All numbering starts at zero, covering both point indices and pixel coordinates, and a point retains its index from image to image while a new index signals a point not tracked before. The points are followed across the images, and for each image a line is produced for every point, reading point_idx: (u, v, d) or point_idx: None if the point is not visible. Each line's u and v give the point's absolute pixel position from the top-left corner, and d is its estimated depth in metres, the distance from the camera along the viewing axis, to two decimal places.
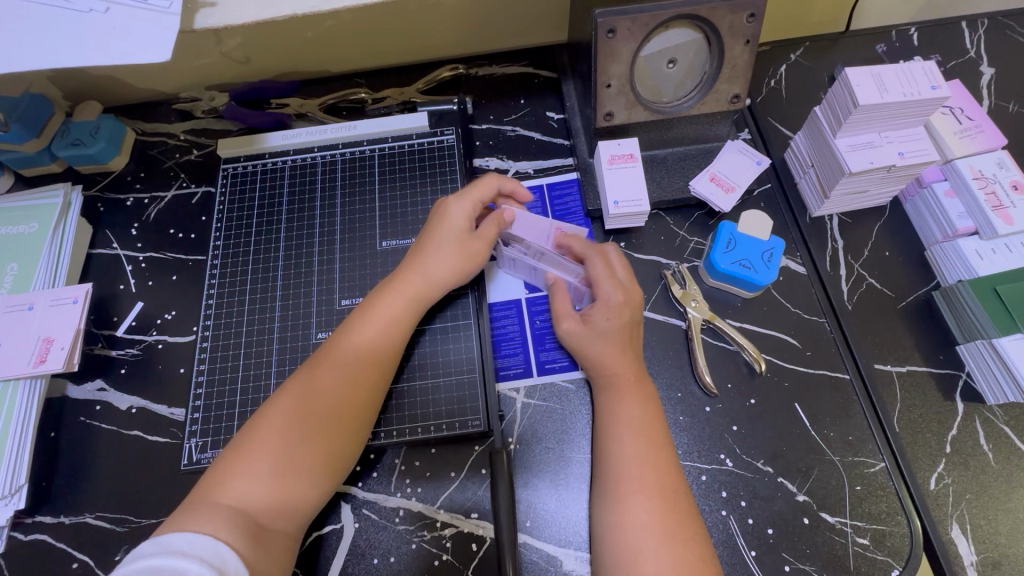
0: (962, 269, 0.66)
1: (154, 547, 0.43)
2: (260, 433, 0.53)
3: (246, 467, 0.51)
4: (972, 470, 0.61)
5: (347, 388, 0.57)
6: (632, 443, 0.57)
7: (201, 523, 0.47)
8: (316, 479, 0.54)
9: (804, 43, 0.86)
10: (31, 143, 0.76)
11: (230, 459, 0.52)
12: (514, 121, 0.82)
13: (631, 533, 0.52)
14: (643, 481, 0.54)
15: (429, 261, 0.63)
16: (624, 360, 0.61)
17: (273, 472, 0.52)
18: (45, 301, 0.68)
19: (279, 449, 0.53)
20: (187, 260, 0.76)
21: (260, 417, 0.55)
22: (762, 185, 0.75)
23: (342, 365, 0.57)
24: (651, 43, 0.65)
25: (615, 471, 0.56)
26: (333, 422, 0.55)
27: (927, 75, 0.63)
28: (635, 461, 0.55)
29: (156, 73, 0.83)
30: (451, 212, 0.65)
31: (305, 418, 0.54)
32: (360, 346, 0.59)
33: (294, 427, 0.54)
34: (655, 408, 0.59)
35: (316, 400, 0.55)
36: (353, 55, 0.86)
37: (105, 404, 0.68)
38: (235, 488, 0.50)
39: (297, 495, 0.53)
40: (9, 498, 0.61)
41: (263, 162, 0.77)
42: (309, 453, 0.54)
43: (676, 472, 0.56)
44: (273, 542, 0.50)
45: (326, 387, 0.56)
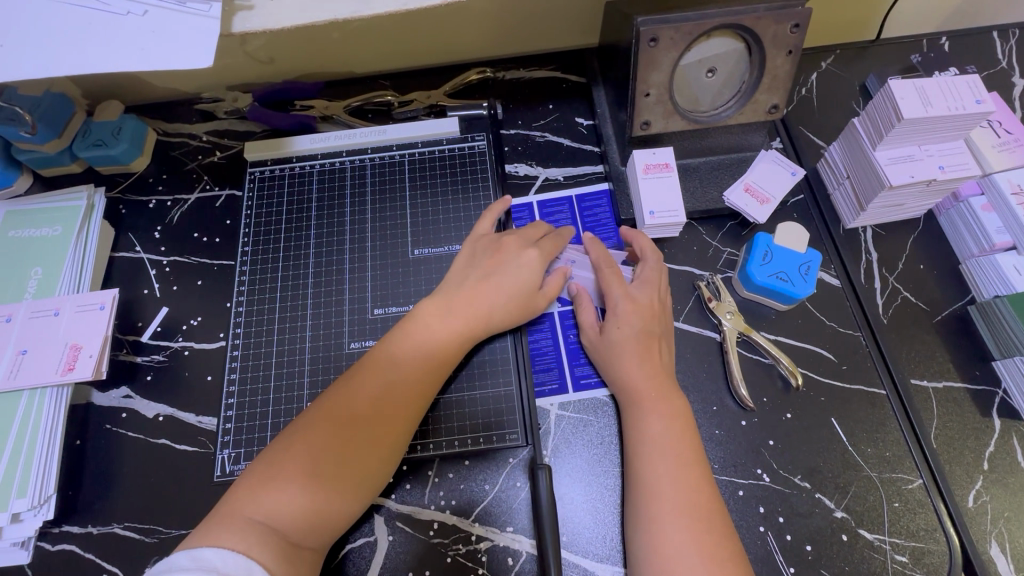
0: (1000, 285, 0.66)
1: (189, 562, 0.42)
2: (296, 439, 0.52)
3: (278, 475, 0.50)
4: (1009, 487, 0.60)
5: (389, 402, 0.55)
6: (664, 460, 0.55)
7: (229, 538, 0.45)
8: (344, 497, 0.52)
9: (835, 50, 0.85)
10: (53, 144, 0.75)
11: (262, 466, 0.51)
12: (543, 126, 0.81)
13: (666, 554, 0.51)
14: (677, 499, 0.53)
15: (490, 299, 0.62)
16: (648, 373, 0.60)
17: (305, 483, 0.50)
18: (70, 307, 0.67)
19: (322, 459, 0.51)
20: (212, 264, 0.75)
21: (301, 424, 0.53)
22: (795, 196, 0.75)
23: (388, 379, 0.56)
24: (691, 52, 0.64)
25: (647, 488, 0.54)
26: (375, 440, 0.54)
27: (971, 89, 0.62)
28: (667, 478, 0.54)
29: (178, 72, 0.82)
30: (524, 257, 0.64)
31: (344, 431, 0.53)
32: (409, 364, 0.58)
33: (336, 435, 0.52)
34: (686, 424, 0.58)
35: (358, 410, 0.54)
36: (379, 57, 0.85)
37: (131, 411, 0.67)
38: (262, 499, 0.49)
39: (334, 509, 0.51)
40: (38, 508, 0.60)
41: (290, 166, 0.76)
42: (342, 467, 0.52)
43: (710, 490, 0.54)
44: (299, 558, 0.48)
45: (369, 396, 0.55)
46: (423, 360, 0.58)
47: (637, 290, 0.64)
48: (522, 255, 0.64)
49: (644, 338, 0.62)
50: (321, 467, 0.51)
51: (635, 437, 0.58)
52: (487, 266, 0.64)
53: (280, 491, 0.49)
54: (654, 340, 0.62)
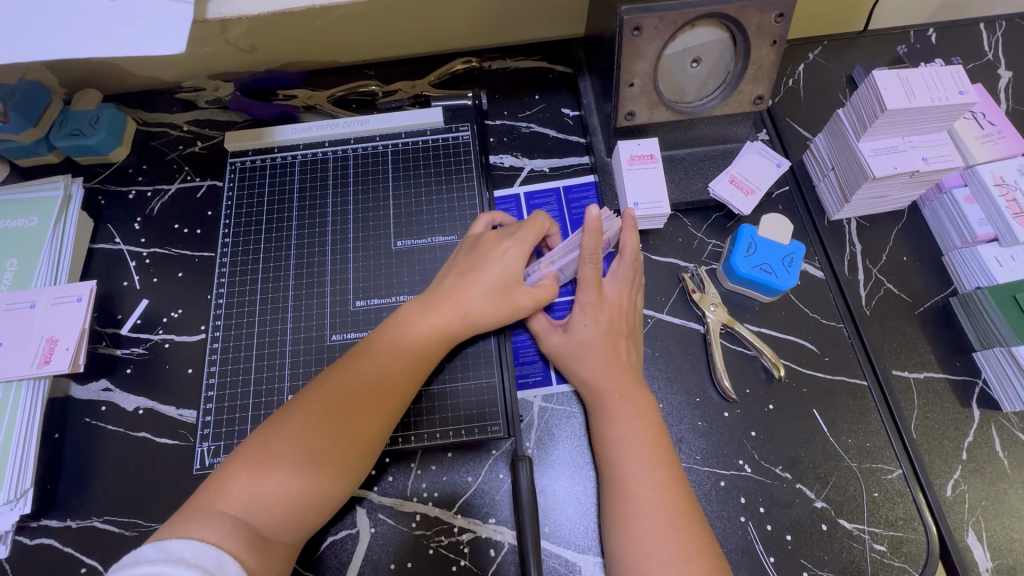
0: (981, 276, 0.66)
1: (156, 553, 0.42)
2: (284, 426, 0.52)
3: (263, 463, 0.50)
4: (988, 477, 0.61)
5: (377, 395, 0.55)
6: (634, 455, 0.55)
7: (201, 530, 0.45)
8: (329, 488, 0.52)
9: (822, 42, 0.85)
10: (28, 133, 0.74)
11: (248, 452, 0.51)
12: (529, 117, 0.80)
13: (636, 547, 0.51)
14: (647, 493, 0.53)
15: (472, 296, 0.61)
16: (618, 367, 0.60)
17: (293, 470, 0.50)
18: (47, 299, 0.66)
19: (304, 447, 0.51)
20: (193, 256, 0.74)
21: (284, 413, 0.53)
22: (780, 188, 0.75)
23: (377, 368, 0.56)
24: (676, 42, 0.63)
25: (618, 483, 0.55)
26: (359, 429, 0.54)
27: (955, 79, 0.62)
28: (637, 473, 0.54)
29: (157, 61, 0.80)
30: (506, 254, 0.62)
31: (336, 420, 0.53)
32: (398, 358, 0.58)
33: (320, 423, 0.52)
34: (653, 421, 0.58)
35: (351, 400, 0.54)
36: (363, 46, 0.84)
37: (111, 404, 0.66)
38: (240, 489, 0.49)
39: (315, 498, 0.51)
40: (14, 502, 0.60)
41: (272, 157, 0.75)
42: (331, 457, 0.52)
43: (680, 485, 0.54)
44: (270, 551, 0.48)
45: (361, 385, 0.55)
46: (408, 357, 0.58)
47: (610, 288, 0.63)
48: (504, 249, 0.62)
49: (610, 336, 0.61)
50: (313, 456, 0.51)
51: (603, 434, 0.58)
52: (468, 262, 0.63)
53: (265, 478, 0.49)
54: (622, 337, 0.62)
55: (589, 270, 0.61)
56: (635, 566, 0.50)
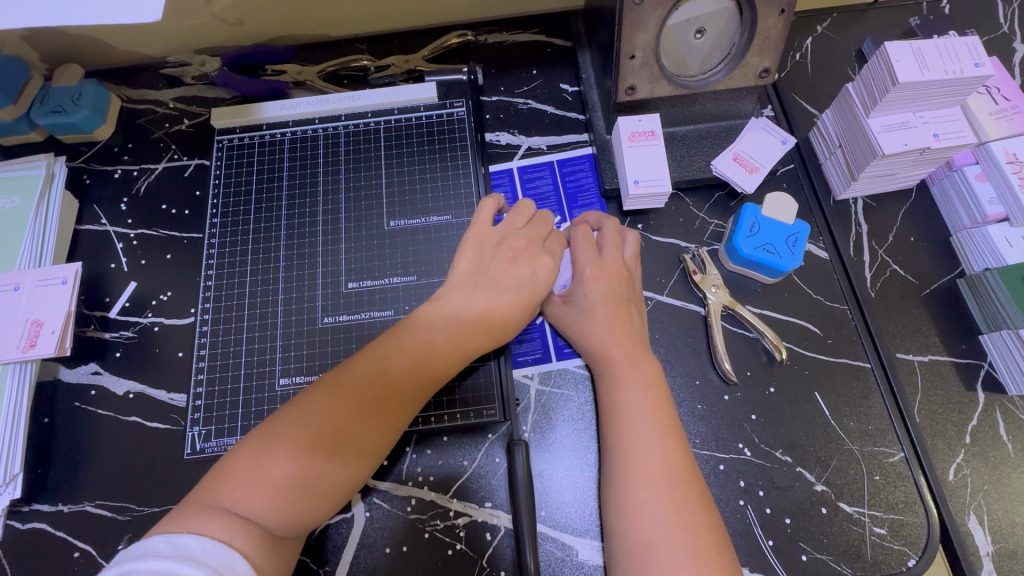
0: (990, 257, 0.64)
1: (166, 549, 0.41)
2: (302, 409, 0.51)
3: (281, 455, 0.48)
4: (991, 460, 0.60)
5: (398, 387, 0.53)
6: (637, 432, 0.54)
7: (203, 526, 0.44)
8: (347, 482, 0.51)
9: (831, 14, 0.82)
10: (7, 110, 0.72)
11: (271, 439, 0.49)
12: (527, 93, 0.78)
13: (641, 527, 0.50)
14: (654, 470, 0.52)
15: (507, 305, 0.58)
16: (624, 343, 0.59)
17: (316, 462, 0.49)
18: (31, 281, 0.64)
19: (330, 445, 0.50)
20: (182, 237, 0.72)
21: (309, 408, 0.51)
22: (785, 165, 0.72)
23: (403, 366, 0.54)
24: (679, 11, 0.60)
25: (623, 463, 0.53)
26: (384, 428, 0.52)
27: (970, 51, 0.60)
28: (643, 451, 0.53)
29: (140, 35, 0.78)
30: (540, 266, 0.59)
31: (356, 404, 0.51)
32: (417, 351, 0.55)
33: (348, 421, 0.51)
34: (662, 395, 0.56)
35: (380, 392, 0.52)
36: (354, 18, 0.81)
37: (100, 388, 0.66)
38: (256, 481, 0.47)
39: (333, 495, 0.50)
40: (5, 486, 0.59)
41: (261, 134, 0.73)
42: (354, 450, 0.51)
43: (686, 460, 0.53)
44: (274, 544, 0.48)
45: (389, 383, 0.53)
46: (436, 356, 0.55)
47: (605, 254, 0.62)
48: (538, 265, 0.59)
49: (611, 303, 0.60)
50: (324, 436, 0.50)
51: (610, 409, 0.57)
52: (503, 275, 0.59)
53: (285, 472, 0.48)
54: (620, 292, 0.61)
55: (579, 234, 0.63)
56: (639, 540, 0.49)
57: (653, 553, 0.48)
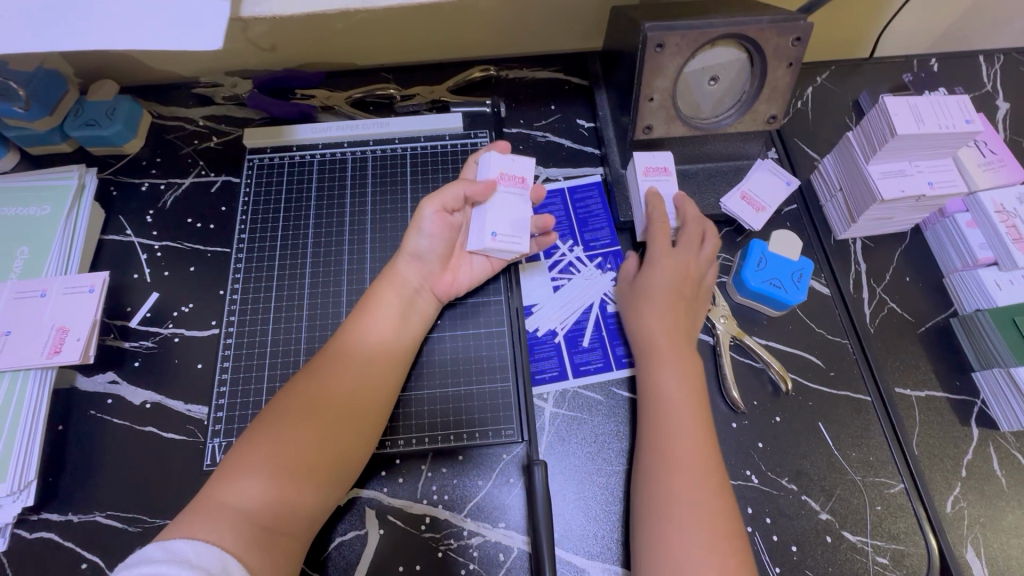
0: (981, 299, 0.68)
1: (160, 553, 0.43)
2: (264, 425, 0.55)
3: (246, 465, 0.51)
4: (985, 494, 0.63)
5: (341, 391, 0.58)
6: (682, 448, 0.56)
7: (204, 531, 0.46)
8: (307, 492, 0.53)
9: (830, 66, 0.87)
10: (43, 121, 0.74)
11: (242, 451, 0.53)
12: (545, 127, 0.82)
13: (673, 523, 0.52)
14: (694, 485, 0.54)
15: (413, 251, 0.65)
16: (675, 351, 0.62)
17: (275, 468, 0.52)
18: (57, 289, 0.64)
19: (279, 448, 0.53)
20: (206, 251, 0.74)
21: (266, 418, 0.55)
22: (789, 205, 0.76)
23: (338, 366, 0.59)
24: (695, 60, 0.65)
25: (660, 454, 0.56)
26: (331, 433, 0.55)
27: (961, 108, 0.65)
28: (680, 441, 0.56)
29: (176, 56, 0.81)
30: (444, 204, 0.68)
31: (298, 410, 0.55)
32: (359, 352, 0.60)
33: (297, 426, 0.54)
34: (704, 411, 0.59)
35: (320, 396, 0.57)
36: (383, 50, 0.85)
37: (117, 397, 0.66)
38: (241, 483, 0.50)
39: (297, 498, 0.52)
40: (18, 493, 0.58)
41: (291, 155, 0.75)
42: (306, 455, 0.53)
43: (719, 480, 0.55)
44: (275, 547, 0.49)
45: (328, 388, 0.57)
46: (369, 352, 0.60)
47: (682, 249, 0.67)
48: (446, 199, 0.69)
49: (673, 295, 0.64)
50: (284, 447, 0.53)
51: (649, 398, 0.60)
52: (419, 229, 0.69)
53: (246, 479, 0.51)
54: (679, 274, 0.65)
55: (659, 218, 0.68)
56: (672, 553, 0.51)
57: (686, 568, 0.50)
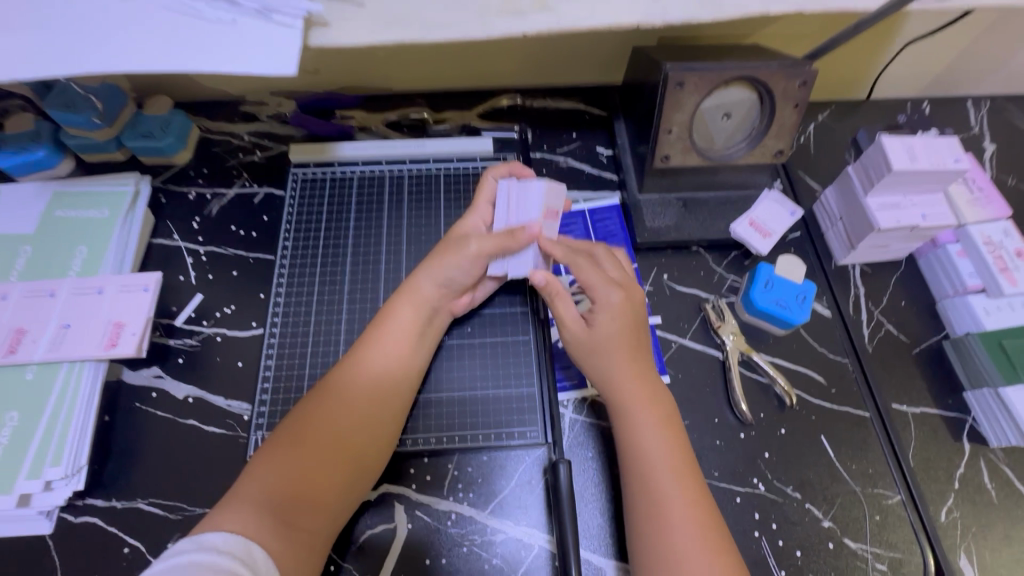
0: (971, 322, 0.73)
1: (190, 544, 0.46)
2: (281, 436, 0.58)
3: (263, 473, 0.55)
4: (977, 505, 0.67)
5: (358, 405, 0.61)
6: (665, 470, 0.58)
7: (228, 522, 0.50)
8: (327, 493, 0.56)
9: (830, 106, 0.95)
10: (103, 131, 0.79)
11: (262, 460, 0.56)
12: (567, 152, 0.88)
13: (674, 565, 0.53)
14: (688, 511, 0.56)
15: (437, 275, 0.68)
16: (635, 377, 0.63)
17: (288, 477, 0.55)
18: (114, 287, 0.68)
19: (294, 459, 0.56)
20: (248, 257, 0.79)
21: (281, 432, 0.58)
22: (794, 232, 0.82)
23: (356, 382, 0.62)
24: (710, 97, 0.71)
25: (648, 498, 0.57)
26: (343, 443, 0.58)
27: (951, 149, 0.71)
28: (660, 469, 0.58)
29: (226, 76, 0.87)
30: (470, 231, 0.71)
31: (315, 424, 0.58)
32: (378, 367, 0.63)
33: (311, 441, 0.57)
34: (676, 431, 0.61)
35: (336, 411, 0.60)
36: (418, 77, 0.91)
37: (161, 391, 0.70)
38: (265, 483, 0.54)
39: (312, 502, 0.55)
40: (69, 478, 0.60)
41: (332, 170, 0.81)
42: (319, 464, 0.56)
43: (705, 499, 0.57)
44: (297, 540, 0.52)
45: (343, 404, 0.60)
46: (386, 367, 0.63)
47: (614, 293, 0.64)
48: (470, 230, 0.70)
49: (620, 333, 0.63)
50: (299, 458, 0.56)
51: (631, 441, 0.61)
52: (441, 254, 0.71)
53: (265, 483, 0.54)
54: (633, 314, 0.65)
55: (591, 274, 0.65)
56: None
57: None
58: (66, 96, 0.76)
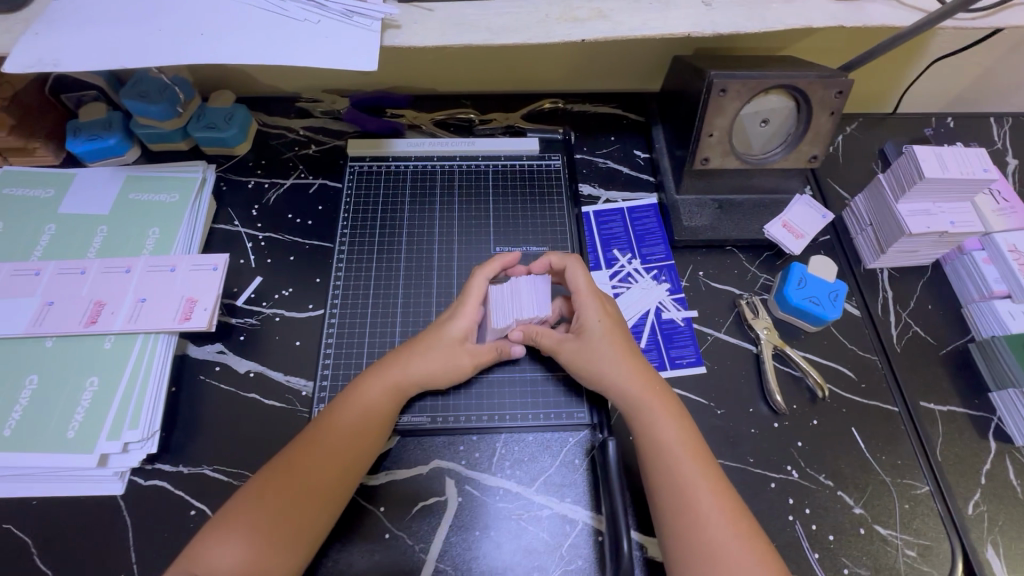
0: (997, 326, 0.76)
1: None
2: (254, 488, 0.59)
3: (228, 528, 0.56)
4: (1003, 499, 0.69)
5: (329, 453, 0.61)
6: (696, 482, 0.59)
7: None
8: (292, 543, 0.57)
9: (858, 118, 0.99)
10: (172, 121, 0.84)
11: (229, 513, 0.57)
12: (606, 155, 0.92)
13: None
14: (724, 523, 0.57)
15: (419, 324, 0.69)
16: (649, 397, 0.65)
17: (254, 531, 0.56)
18: (185, 265, 0.73)
19: (261, 512, 0.57)
20: (304, 243, 0.83)
21: (253, 484, 0.59)
22: (824, 236, 0.86)
23: (329, 431, 0.62)
24: (751, 104, 0.75)
25: (682, 517, 0.58)
26: (312, 490, 0.59)
27: (979, 159, 0.75)
28: (692, 487, 0.59)
29: (285, 74, 0.92)
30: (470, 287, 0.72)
31: (286, 474, 0.59)
32: (352, 413, 0.63)
33: (281, 491, 0.58)
34: (699, 445, 0.62)
35: (307, 460, 0.60)
36: (465, 80, 0.96)
37: (224, 365, 0.73)
38: (226, 541, 0.55)
39: (276, 554, 0.56)
40: (145, 441, 0.65)
41: (388, 164, 0.86)
42: (285, 513, 0.57)
43: (741, 511, 0.59)
44: None
45: (317, 452, 0.61)
46: (360, 411, 0.64)
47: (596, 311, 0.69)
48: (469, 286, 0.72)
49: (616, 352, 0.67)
50: (268, 510, 0.57)
51: (650, 446, 0.62)
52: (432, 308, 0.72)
53: (227, 539, 0.55)
54: (622, 339, 0.69)
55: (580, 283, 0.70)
56: None
57: None
58: (142, 87, 0.82)
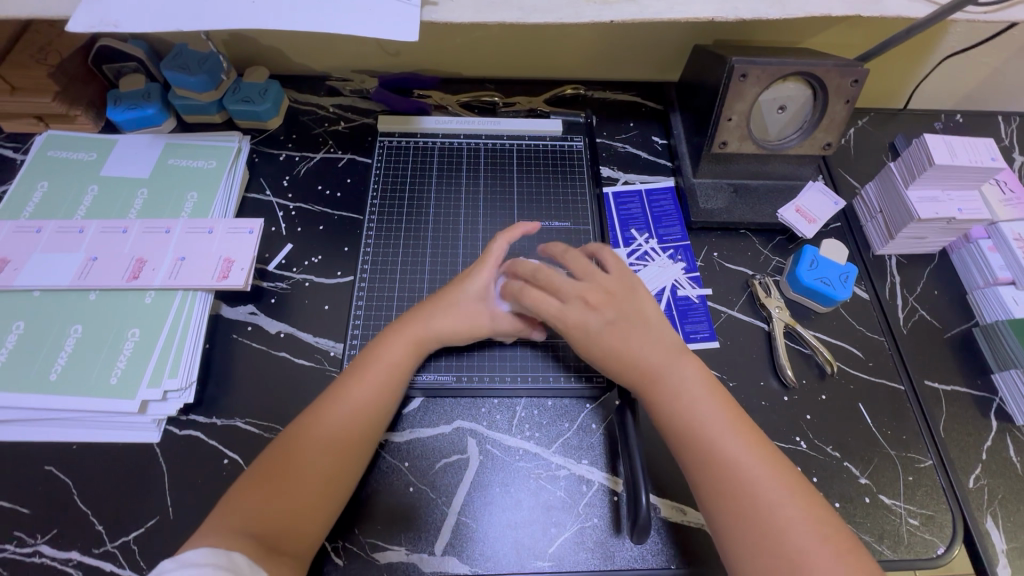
0: (1001, 312, 0.79)
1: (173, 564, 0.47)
2: (277, 452, 0.61)
3: (256, 490, 0.58)
4: (1003, 475, 0.72)
5: (348, 415, 0.63)
6: (731, 437, 0.60)
7: (210, 540, 0.53)
8: (315, 502, 0.59)
9: (870, 113, 1.02)
10: (209, 94, 0.87)
11: (254, 475, 0.59)
12: (625, 139, 0.95)
13: (778, 533, 0.55)
14: (766, 475, 0.58)
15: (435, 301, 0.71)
16: (669, 360, 0.65)
17: (278, 492, 0.58)
18: (222, 228, 0.77)
19: (284, 474, 0.59)
20: (334, 214, 0.86)
21: (278, 447, 0.61)
22: (835, 222, 0.89)
23: (347, 396, 0.64)
24: (769, 91, 0.78)
25: (724, 476, 0.58)
26: (332, 450, 0.61)
27: (988, 149, 0.78)
28: (728, 443, 0.60)
29: (317, 53, 0.95)
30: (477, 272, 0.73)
31: (308, 437, 0.62)
32: (370, 378, 0.66)
33: (303, 453, 0.61)
34: (729, 401, 0.63)
35: (328, 423, 0.63)
36: (491, 64, 0.99)
37: (256, 325, 0.76)
38: (253, 501, 0.57)
39: (299, 513, 0.58)
40: (182, 390, 0.69)
41: (415, 140, 0.90)
42: (308, 474, 0.60)
43: (785, 465, 0.60)
44: (282, 544, 0.56)
45: (337, 415, 0.63)
46: (380, 376, 0.66)
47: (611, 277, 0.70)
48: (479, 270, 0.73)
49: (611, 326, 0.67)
50: (291, 472, 0.59)
51: (669, 412, 0.63)
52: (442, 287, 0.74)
53: (260, 500, 0.57)
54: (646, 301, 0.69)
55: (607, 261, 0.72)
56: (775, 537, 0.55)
57: (792, 543, 0.54)
58: (182, 60, 0.85)
